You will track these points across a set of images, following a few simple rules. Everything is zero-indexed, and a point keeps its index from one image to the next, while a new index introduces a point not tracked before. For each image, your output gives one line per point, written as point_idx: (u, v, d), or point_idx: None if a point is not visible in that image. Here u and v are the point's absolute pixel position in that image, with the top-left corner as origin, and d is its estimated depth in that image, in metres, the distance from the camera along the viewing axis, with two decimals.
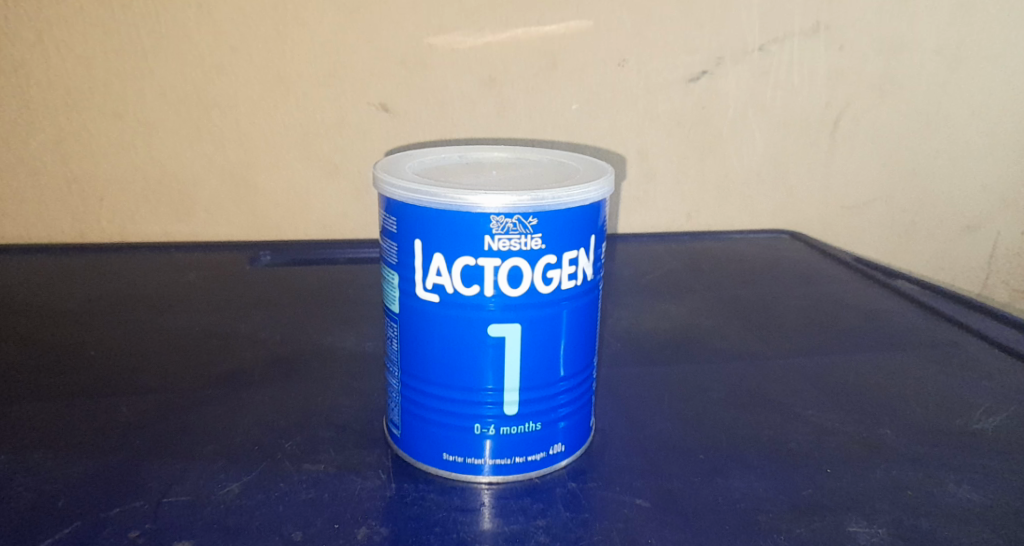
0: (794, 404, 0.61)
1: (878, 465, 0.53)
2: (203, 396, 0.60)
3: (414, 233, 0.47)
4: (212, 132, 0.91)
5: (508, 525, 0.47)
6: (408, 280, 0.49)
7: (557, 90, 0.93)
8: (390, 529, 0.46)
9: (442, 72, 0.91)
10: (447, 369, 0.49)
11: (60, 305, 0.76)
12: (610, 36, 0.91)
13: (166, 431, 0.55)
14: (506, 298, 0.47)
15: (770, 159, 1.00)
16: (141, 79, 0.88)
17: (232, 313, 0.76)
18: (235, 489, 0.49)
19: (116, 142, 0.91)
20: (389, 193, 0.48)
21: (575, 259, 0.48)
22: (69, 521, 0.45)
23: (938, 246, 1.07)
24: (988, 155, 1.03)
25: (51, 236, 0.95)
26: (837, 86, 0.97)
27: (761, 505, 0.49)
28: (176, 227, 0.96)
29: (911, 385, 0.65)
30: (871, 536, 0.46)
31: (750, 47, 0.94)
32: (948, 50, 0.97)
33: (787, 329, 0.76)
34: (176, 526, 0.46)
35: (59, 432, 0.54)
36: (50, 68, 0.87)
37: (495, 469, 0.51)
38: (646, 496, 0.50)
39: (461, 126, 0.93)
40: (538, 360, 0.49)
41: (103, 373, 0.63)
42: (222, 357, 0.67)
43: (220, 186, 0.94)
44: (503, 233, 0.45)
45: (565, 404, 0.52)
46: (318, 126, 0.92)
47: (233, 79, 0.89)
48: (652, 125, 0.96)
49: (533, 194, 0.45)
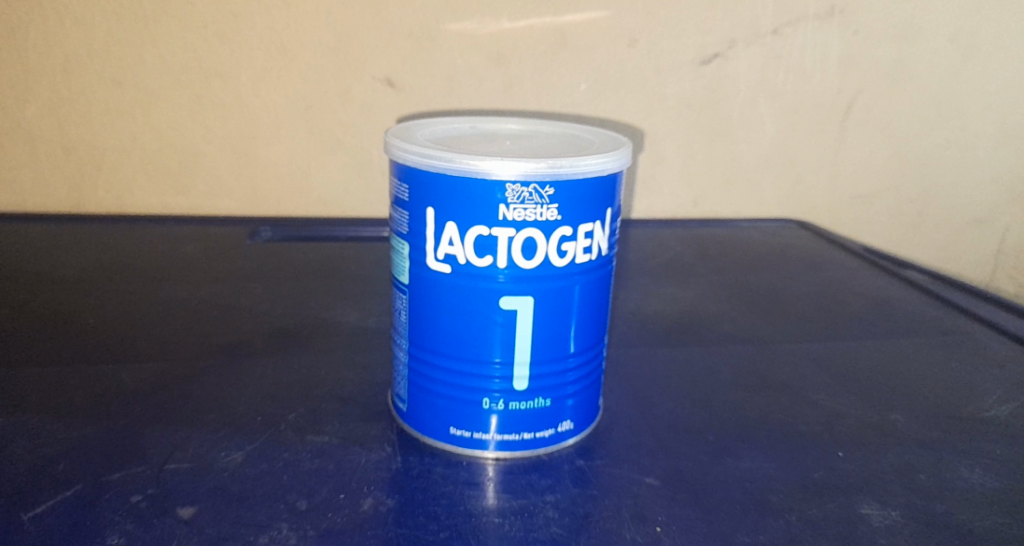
0: (803, 388, 0.60)
1: (890, 448, 0.52)
2: (203, 367, 0.59)
3: (426, 201, 0.46)
4: (214, 102, 0.90)
5: (516, 500, 0.46)
6: (419, 250, 0.48)
7: (566, 68, 0.92)
8: (396, 500, 0.45)
9: (450, 48, 0.89)
10: (456, 341, 0.48)
11: (57, 273, 0.75)
12: (621, 16, 0.90)
13: (166, 399, 0.54)
14: (518, 269, 0.46)
15: (779, 145, 0.99)
16: (142, 46, 0.86)
17: (234, 286, 0.75)
18: (238, 458, 0.48)
19: (116, 110, 0.89)
20: (401, 159, 0.46)
21: (590, 231, 0.47)
22: (70, 484, 0.45)
23: (943, 238, 1.07)
24: (998, 146, 1.02)
25: (48, 204, 0.93)
26: (849, 73, 0.96)
27: (771, 485, 0.48)
28: (176, 200, 0.95)
29: (920, 371, 0.64)
30: (883, 518, 0.45)
31: (764, 30, 0.92)
32: (963, 38, 0.96)
33: (794, 315, 0.75)
34: (179, 492, 0.45)
35: (59, 396, 0.53)
36: (49, 33, 0.85)
37: (501, 444, 0.50)
38: (656, 474, 0.49)
39: (468, 103, 0.92)
40: (550, 334, 0.48)
41: (103, 341, 0.62)
42: (223, 328, 0.66)
43: (221, 158, 0.93)
44: (519, 201, 0.44)
45: (574, 381, 0.51)
46: (323, 99, 0.91)
47: (237, 48, 0.87)
48: (661, 107, 0.95)
49: (550, 162, 0.44)
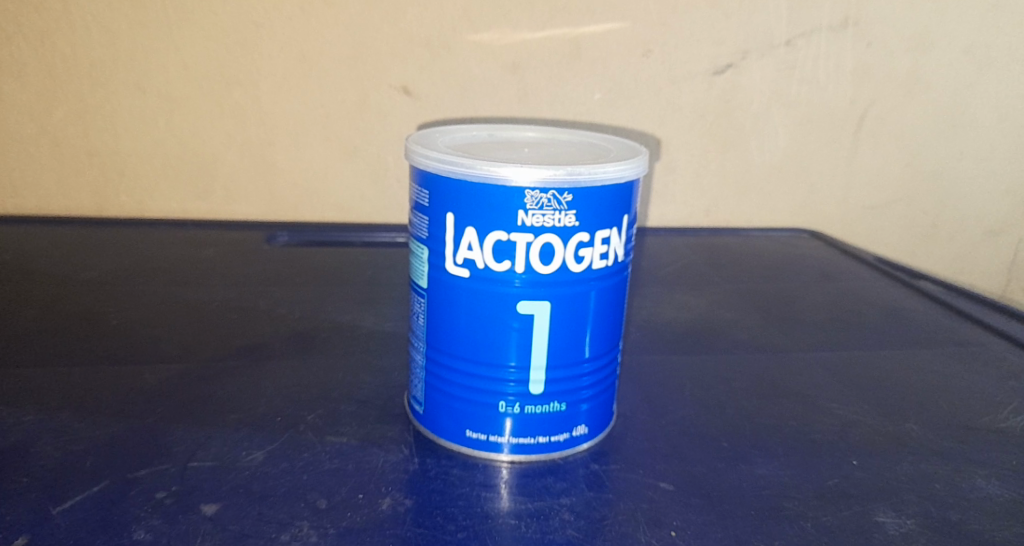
0: (818, 397, 0.61)
1: (905, 457, 0.53)
2: (224, 368, 0.60)
3: (446, 207, 0.47)
4: (234, 108, 0.91)
5: (532, 503, 0.47)
6: (438, 255, 0.48)
7: (581, 78, 0.92)
8: (414, 501, 0.46)
9: (467, 57, 0.90)
10: (473, 344, 0.49)
11: (79, 275, 0.76)
12: (636, 26, 0.90)
13: (189, 399, 0.55)
14: (536, 275, 0.47)
15: (792, 155, 1.00)
16: (165, 54, 0.88)
17: (252, 289, 0.76)
18: (259, 457, 0.49)
19: (139, 117, 0.91)
20: (422, 165, 0.47)
21: (607, 238, 0.48)
22: (98, 481, 0.45)
23: (958, 249, 1.07)
24: (1012, 158, 1.02)
25: (70, 209, 0.95)
26: (862, 83, 0.96)
27: (786, 492, 0.48)
28: (195, 205, 0.96)
29: (934, 380, 0.64)
30: (899, 526, 0.46)
31: (777, 41, 0.93)
32: (977, 50, 0.96)
33: (808, 324, 0.75)
34: (202, 490, 0.46)
35: (83, 395, 0.54)
36: (75, 40, 0.87)
37: (517, 447, 0.50)
38: (670, 479, 0.50)
39: (484, 111, 0.93)
40: (566, 338, 0.49)
41: (124, 342, 0.63)
42: (243, 330, 0.67)
43: (240, 164, 0.94)
44: (537, 208, 0.45)
45: (589, 386, 0.51)
46: (341, 107, 0.92)
47: (257, 56, 0.89)
48: (674, 116, 0.96)
49: (569, 169, 0.45)
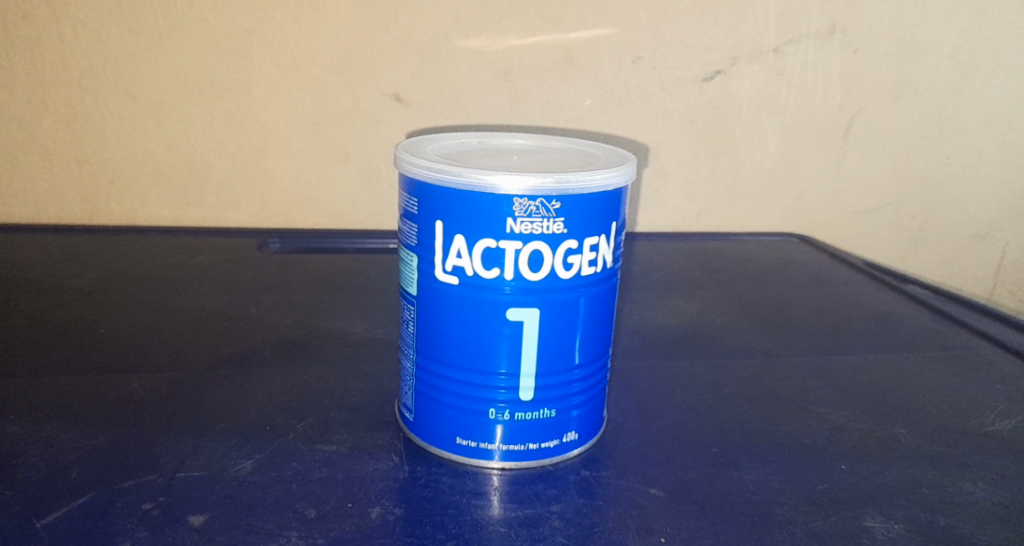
0: (808, 401, 0.61)
1: (893, 462, 0.53)
2: (214, 375, 0.60)
3: (435, 214, 0.47)
4: (224, 115, 0.91)
5: (522, 510, 0.47)
6: (427, 262, 0.48)
7: (572, 84, 0.93)
8: (403, 510, 0.46)
9: (457, 64, 0.91)
10: (463, 351, 0.49)
11: (67, 284, 0.76)
12: (626, 33, 0.91)
13: (177, 408, 0.55)
14: (525, 282, 0.47)
15: (782, 160, 1.00)
16: (156, 61, 0.88)
17: (243, 297, 0.76)
18: (248, 466, 0.49)
19: (129, 124, 0.91)
20: (411, 173, 0.47)
21: (596, 245, 0.48)
22: (85, 492, 0.45)
23: (946, 253, 1.07)
24: (999, 163, 1.03)
25: (60, 216, 0.94)
26: (851, 89, 0.97)
27: (776, 498, 0.49)
28: (186, 212, 0.96)
29: (923, 385, 0.64)
30: (887, 531, 0.46)
31: (766, 47, 0.94)
32: (964, 56, 0.97)
33: (798, 329, 0.75)
34: (190, 500, 0.45)
35: (71, 406, 0.54)
36: (65, 48, 0.86)
37: (507, 454, 0.50)
38: (660, 485, 0.50)
39: (475, 117, 0.93)
40: (556, 345, 0.49)
41: (114, 350, 0.63)
42: (233, 338, 0.67)
43: (231, 171, 0.94)
44: (526, 215, 0.45)
45: (579, 392, 0.51)
46: (331, 114, 0.92)
47: (248, 63, 0.89)
48: (665, 122, 0.96)
49: (557, 176, 0.45)
